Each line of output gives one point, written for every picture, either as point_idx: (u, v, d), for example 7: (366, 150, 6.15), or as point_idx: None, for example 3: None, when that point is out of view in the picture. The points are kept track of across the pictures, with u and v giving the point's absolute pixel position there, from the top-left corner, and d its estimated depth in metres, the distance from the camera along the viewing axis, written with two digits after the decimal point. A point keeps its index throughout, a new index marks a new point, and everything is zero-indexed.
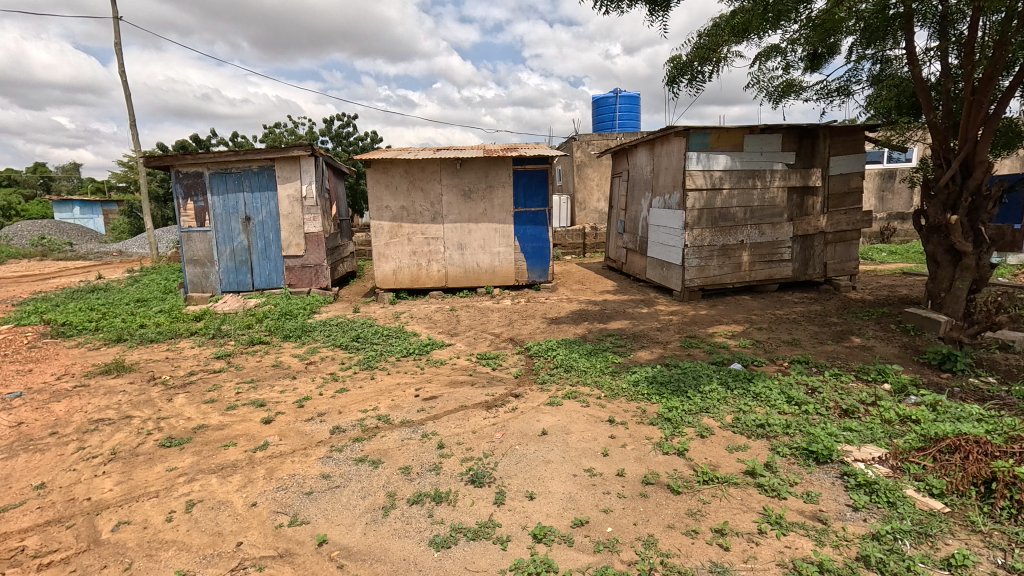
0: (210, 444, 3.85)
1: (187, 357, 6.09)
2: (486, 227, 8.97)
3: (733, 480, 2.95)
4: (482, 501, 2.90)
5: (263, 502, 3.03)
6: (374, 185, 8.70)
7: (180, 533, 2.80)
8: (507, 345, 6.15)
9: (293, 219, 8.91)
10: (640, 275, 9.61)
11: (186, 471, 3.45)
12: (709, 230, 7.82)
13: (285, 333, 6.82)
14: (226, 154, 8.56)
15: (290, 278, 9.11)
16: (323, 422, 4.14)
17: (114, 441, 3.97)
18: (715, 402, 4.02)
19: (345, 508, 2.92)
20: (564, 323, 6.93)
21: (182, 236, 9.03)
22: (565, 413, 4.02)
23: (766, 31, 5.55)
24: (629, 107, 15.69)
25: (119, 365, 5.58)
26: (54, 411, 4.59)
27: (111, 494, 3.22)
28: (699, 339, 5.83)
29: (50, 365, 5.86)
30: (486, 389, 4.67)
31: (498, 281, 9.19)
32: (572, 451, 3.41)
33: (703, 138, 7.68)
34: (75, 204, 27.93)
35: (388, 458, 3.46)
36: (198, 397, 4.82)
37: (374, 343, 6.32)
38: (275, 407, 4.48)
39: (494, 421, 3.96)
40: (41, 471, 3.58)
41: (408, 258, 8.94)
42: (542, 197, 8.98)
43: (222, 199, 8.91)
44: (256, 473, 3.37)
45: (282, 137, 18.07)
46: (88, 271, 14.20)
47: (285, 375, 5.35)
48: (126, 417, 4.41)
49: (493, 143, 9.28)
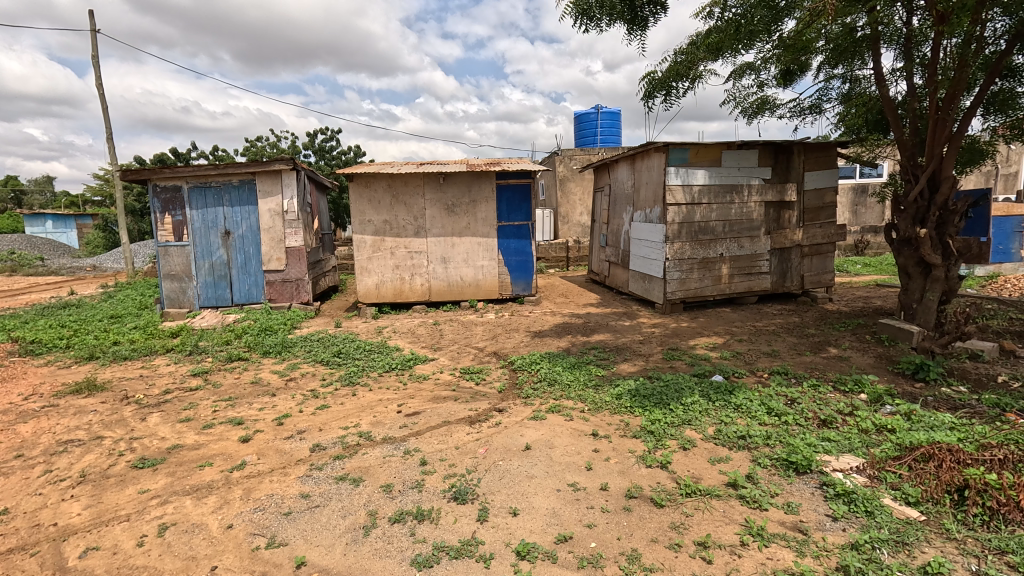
0: (185, 464, 3.74)
1: (163, 374, 5.94)
2: (470, 241, 8.98)
3: (715, 492, 2.97)
4: (465, 518, 2.87)
5: (239, 523, 2.95)
6: (357, 199, 8.68)
7: (152, 558, 2.71)
8: (491, 359, 6.13)
9: (274, 234, 8.82)
10: (622, 288, 9.68)
11: (159, 493, 3.35)
12: (689, 243, 7.95)
13: (264, 349, 6.70)
14: (205, 168, 8.45)
15: (270, 293, 8.98)
16: (303, 440, 4.05)
17: (84, 462, 3.84)
18: (697, 414, 4.05)
19: (324, 528, 2.86)
20: (548, 336, 6.95)
21: (159, 250, 8.85)
22: (549, 427, 4.01)
23: (740, 50, 5.72)
24: (610, 123, 15.97)
25: (91, 385, 5.41)
26: (20, 433, 4.42)
27: (79, 519, 3.11)
28: (681, 352, 5.88)
29: (17, 385, 5.65)
30: (470, 404, 4.63)
31: (482, 294, 9.18)
32: (555, 466, 3.39)
33: (683, 154, 7.83)
34: (48, 218, 27.25)
35: (369, 475, 3.41)
36: (173, 416, 4.70)
37: (357, 358, 6.24)
38: (254, 425, 4.39)
39: (478, 437, 3.93)
40: (5, 496, 3.43)
41: (391, 272, 8.89)
42: (525, 211, 9.04)
43: (201, 213, 8.78)
44: (234, 493, 3.29)
45: (264, 151, 17.98)
46: (60, 287, 13.85)
47: (264, 393, 5.23)
48: (97, 438, 4.27)
49: (475, 158, 9.33)
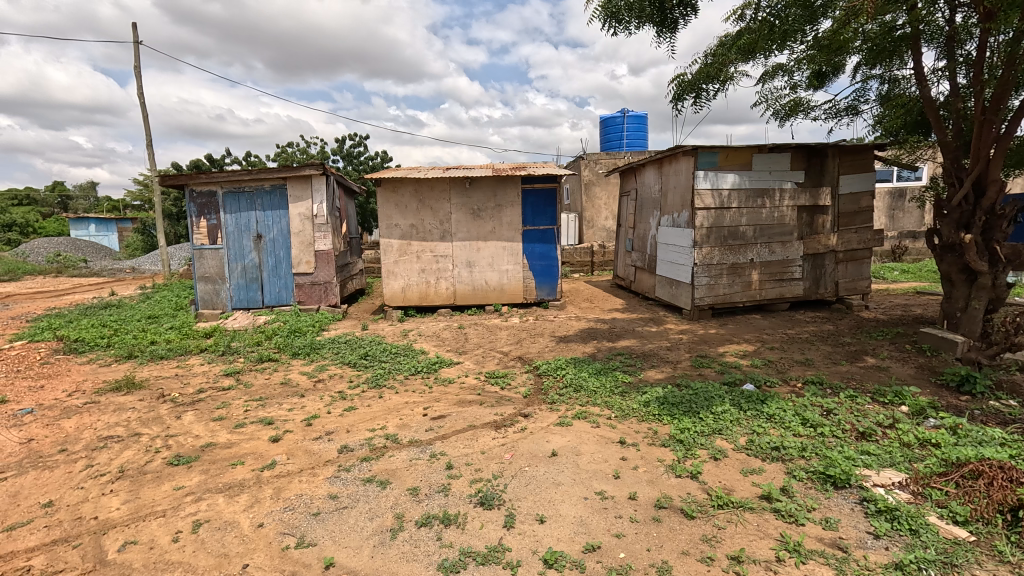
0: (218, 462, 3.83)
1: (197, 374, 6.11)
2: (495, 245, 9.00)
3: (749, 505, 2.88)
4: (491, 524, 2.85)
5: (270, 522, 3.00)
6: (384, 203, 8.79)
7: (186, 554, 2.77)
8: (516, 364, 6.12)
9: (304, 237, 9.01)
10: (649, 293, 9.53)
11: (194, 491, 3.43)
12: (718, 248, 7.79)
13: (294, 350, 6.84)
14: (239, 173, 8.69)
15: (300, 295, 9.17)
16: (331, 441, 4.11)
17: (123, 458, 3.96)
18: (728, 424, 3.95)
19: (352, 530, 2.88)
20: (573, 341, 6.90)
21: (195, 253, 9.12)
22: (575, 434, 3.97)
23: (772, 51, 5.61)
24: (636, 127, 15.83)
25: (130, 383, 5.60)
26: (64, 428, 4.60)
27: (118, 513, 3.20)
28: (711, 359, 5.75)
29: (61, 382, 5.88)
30: (495, 409, 4.63)
31: (506, 298, 9.18)
32: (582, 473, 3.35)
33: (712, 158, 7.70)
34: (91, 222, 28.59)
35: (396, 478, 3.42)
36: (207, 415, 4.82)
37: (383, 360, 6.32)
38: (283, 425, 4.47)
39: (504, 442, 3.91)
40: (50, 488, 3.57)
41: (417, 275, 8.97)
42: (550, 215, 9.03)
43: (234, 217, 9.02)
44: (264, 492, 3.34)
45: (294, 156, 18.47)
46: (103, 288, 14.43)
47: (294, 394, 5.33)
48: (135, 435, 4.41)
49: (501, 164, 9.37)
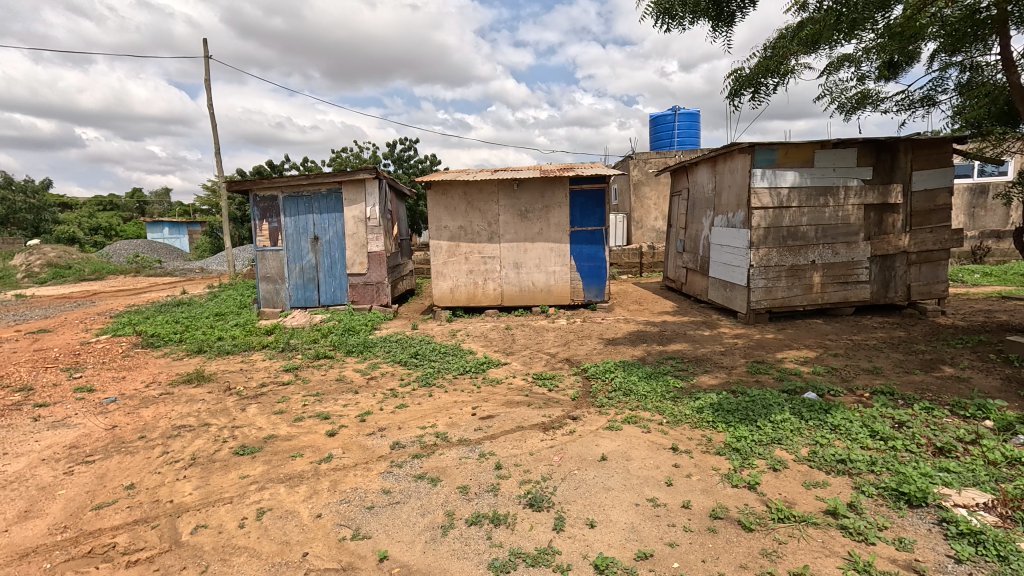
0: (279, 454, 4.02)
1: (259, 369, 6.45)
2: (543, 247, 8.99)
3: (813, 520, 2.73)
4: (541, 526, 2.85)
5: (327, 514, 3.12)
6: (434, 206, 8.97)
7: (251, 540, 2.92)
8: (563, 366, 6.09)
9: (358, 239, 9.33)
10: (701, 295, 9.24)
11: (258, 480, 3.62)
12: (777, 249, 7.45)
13: (348, 348, 7.09)
14: (298, 178, 9.10)
15: (353, 295, 9.50)
16: (384, 437, 4.23)
17: (195, 446, 4.24)
18: (788, 433, 3.77)
19: (405, 524, 2.95)
20: (622, 344, 6.78)
21: (258, 254, 9.62)
22: (625, 438, 3.90)
23: (838, 41, 5.32)
24: (688, 125, 15.40)
25: (200, 376, 5.99)
26: (143, 416, 4.97)
27: (191, 498, 3.42)
28: (768, 365, 5.50)
29: (140, 374, 6.36)
30: (543, 410, 4.62)
31: (554, 300, 9.15)
32: (633, 479, 3.29)
33: (770, 155, 7.38)
34: (165, 225, 30.80)
35: (447, 476, 3.48)
36: (268, 408, 5.07)
37: (432, 360, 6.44)
38: (339, 420, 4.64)
39: (552, 444, 3.89)
40: (131, 472, 3.86)
41: (465, 276, 9.09)
42: (598, 216, 8.93)
43: (293, 220, 9.45)
44: (321, 484, 3.48)
45: (348, 161, 19.19)
46: (175, 287, 15.51)
47: (348, 390, 5.53)
48: (204, 425, 4.71)
49: (549, 165, 9.35)
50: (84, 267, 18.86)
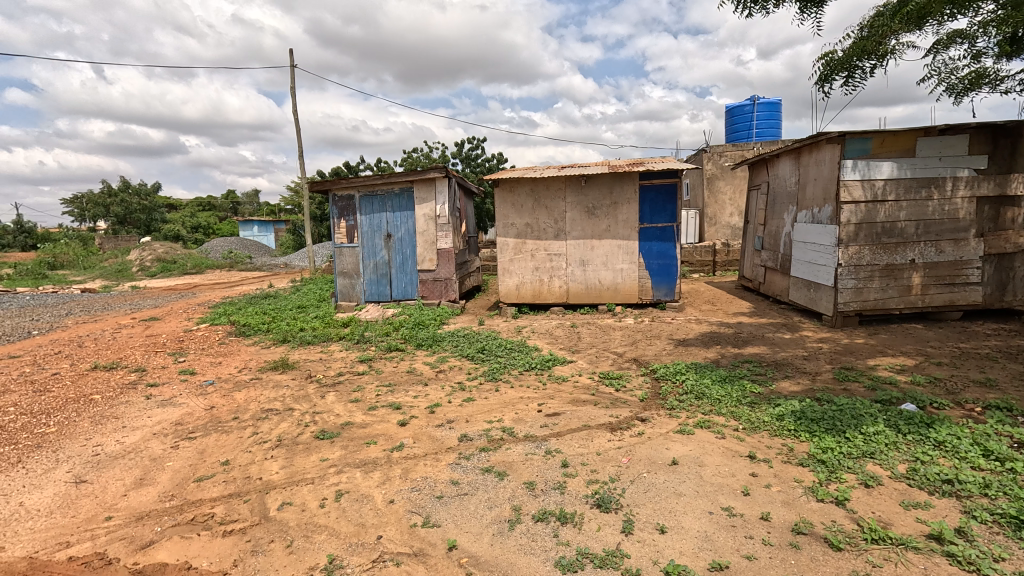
0: (355, 440, 4.23)
1: (337, 359, 6.83)
2: (610, 244, 8.82)
3: (912, 544, 2.49)
4: (609, 527, 2.79)
5: (399, 500, 3.24)
6: (501, 203, 9.05)
7: (331, 519, 3.09)
8: (631, 366, 5.95)
9: (428, 237, 9.62)
10: (781, 296, 8.69)
11: (336, 463, 3.83)
12: (870, 247, 6.85)
13: (418, 342, 7.33)
14: (373, 178, 9.51)
15: (423, 290, 9.81)
16: (452, 429, 4.33)
17: (280, 429, 4.56)
18: (883, 448, 3.45)
19: (473, 516, 3.01)
20: (693, 345, 6.52)
21: (336, 251, 10.17)
22: (698, 443, 3.74)
23: (949, 16, 4.78)
24: (768, 115, 14.50)
25: (285, 363, 6.44)
26: (237, 398, 5.42)
27: (278, 477, 3.68)
28: (858, 372, 5.07)
29: (234, 360, 6.94)
30: (611, 410, 4.54)
31: (621, 298, 8.96)
32: (706, 486, 3.15)
33: (863, 144, 6.79)
34: (255, 224, 33.36)
35: (514, 471, 3.50)
36: (345, 396, 5.36)
37: (499, 355, 6.51)
38: (410, 411, 4.81)
39: (620, 445, 3.81)
40: (227, 449, 4.22)
41: (531, 274, 9.11)
42: (669, 212, 8.64)
43: (368, 218, 9.89)
44: (394, 471, 3.62)
45: (419, 161, 19.83)
46: (263, 281, 16.75)
47: (418, 381, 5.73)
48: (289, 409, 5.05)
49: (618, 160, 9.15)
50: (187, 262, 20.84)
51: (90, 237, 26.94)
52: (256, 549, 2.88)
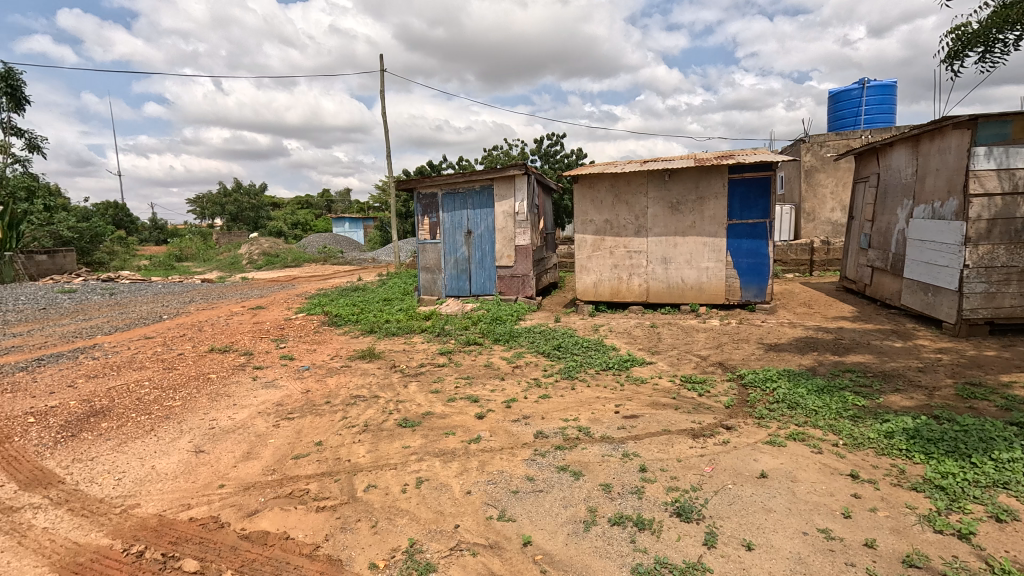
0: (435, 430, 4.40)
1: (419, 350, 7.13)
2: (694, 241, 8.43)
3: None
4: (690, 538, 2.68)
5: (476, 491, 3.32)
6: (580, 199, 8.95)
7: (412, 505, 3.23)
8: (715, 370, 5.65)
9: (506, 233, 9.75)
10: (891, 300, 7.84)
11: (417, 451, 4.00)
12: (1005, 246, 5.98)
13: (495, 336, 7.46)
14: (455, 176, 9.78)
15: (501, 286, 9.96)
16: (528, 425, 4.36)
17: (367, 415, 4.84)
18: (1020, 478, 3.00)
19: (548, 513, 3.01)
20: (785, 350, 6.07)
21: (419, 247, 10.60)
22: (790, 457, 3.48)
23: None
24: (880, 100, 13.10)
25: (372, 353, 6.83)
26: (329, 384, 5.83)
27: (365, 460, 3.91)
28: (987, 389, 4.45)
29: (327, 347, 7.47)
30: (692, 416, 4.34)
31: (705, 298, 8.53)
32: (800, 504, 2.92)
33: (1000, 129, 5.93)
34: (346, 221, 35.65)
35: (589, 471, 3.46)
36: (426, 386, 5.59)
37: (575, 353, 6.46)
38: (487, 404, 4.91)
39: (702, 453, 3.64)
40: (321, 430, 4.55)
41: (610, 271, 8.93)
42: (761, 207, 8.08)
43: (450, 215, 10.20)
44: (471, 463, 3.72)
45: (498, 159, 20.14)
46: (353, 274, 17.86)
47: (495, 376, 5.84)
48: (375, 396, 5.35)
49: (705, 153, 8.70)
50: (288, 256, 22.72)
51: (209, 233, 30.19)
52: (344, 526, 3.08)
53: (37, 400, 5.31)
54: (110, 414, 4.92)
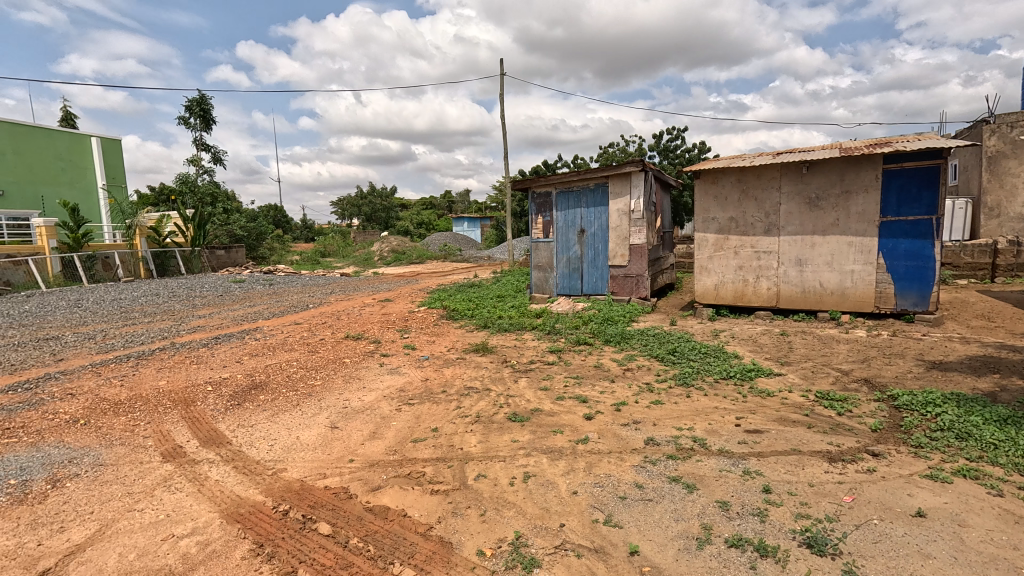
0: (543, 426, 4.44)
1: (529, 347, 7.25)
2: (837, 241, 7.50)
3: None
4: (822, 574, 2.39)
5: (582, 493, 3.29)
6: (702, 196, 8.42)
7: (519, 498, 3.30)
8: (859, 387, 4.98)
9: (621, 232, 9.51)
10: None
11: (525, 446, 4.07)
12: None
13: (606, 337, 7.33)
14: (569, 175, 9.78)
15: (614, 286, 9.74)
16: (639, 430, 4.21)
17: (479, 406, 5.04)
18: None
19: (657, 525, 2.88)
20: (954, 370, 5.14)
21: (532, 245, 10.76)
22: (958, 497, 2.94)
23: None
24: None
25: (485, 347, 7.10)
26: (445, 374, 6.17)
27: (477, 449, 4.07)
28: None
29: (444, 340, 7.91)
30: (829, 437, 3.87)
31: (849, 306, 7.54)
32: (970, 554, 2.45)
33: None
34: (465, 221, 37.45)
35: (704, 485, 3.24)
36: (535, 382, 5.67)
37: (692, 359, 6.11)
38: (596, 405, 4.83)
39: (841, 479, 3.22)
40: (437, 418, 4.83)
41: (734, 273, 8.27)
42: (926, 202, 6.94)
43: (563, 214, 10.21)
44: (578, 463, 3.68)
45: (615, 156, 19.72)
46: (470, 271, 18.71)
47: (605, 377, 5.73)
48: (487, 389, 5.55)
49: (853, 142, 7.70)
50: (413, 253, 24.47)
51: (347, 231, 33.63)
52: (455, 511, 3.23)
53: (214, 371, 6.35)
54: (266, 388, 5.71)
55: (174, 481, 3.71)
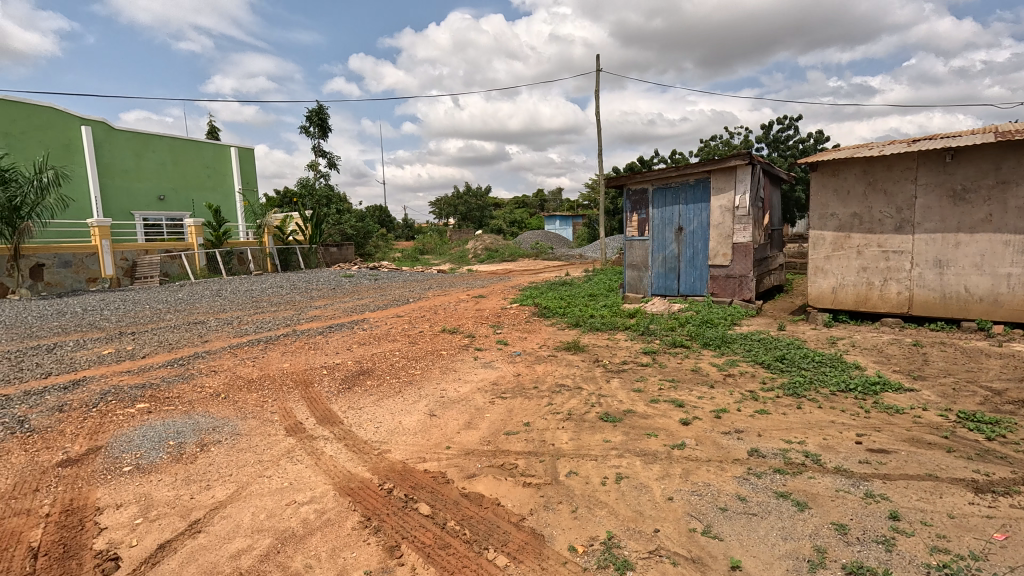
0: (636, 429, 4.33)
1: (622, 347, 7.09)
2: (989, 240, 6.48)
3: None
4: None
5: (679, 500, 3.17)
6: (819, 190, 7.69)
7: (611, 499, 3.25)
8: (1016, 409, 4.26)
9: (723, 230, 8.99)
10: None
11: (618, 447, 4.00)
12: None
13: (705, 340, 6.96)
14: (668, 170, 9.41)
15: (714, 287, 9.23)
16: (741, 440, 3.96)
17: (571, 404, 5.03)
18: None
19: (762, 541, 2.70)
20: None
21: (626, 243, 10.50)
22: None
23: None
24: None
25: (576, 346, 7.06)
26: (537, 370, 6.24)
27: (569, 446, 4.08)
28: None
29: (536, 337, 7.99)
30: (974, 464, 3.36)
31: (1003, 315, 6.48)
32: None
33: None
34: (557, 219, 37.43)
35: (818, 505, 2.98)
36: (628, 384, 5.54)
37: (803, 367, 5.61)
38: (693, 411, 4.62)
39: (990, 513, 2.79)
40: (529, 413, 4.90)
41: (855, 275, 7.45)
42: None
43: (660, 211, 9.84)
44: (674, 469, 3.55)
45: (717, 149, 18.63)
46: (562, 269, 18.68)
47: (703, 382, 5.45)
48: (578, 388, 5.53)
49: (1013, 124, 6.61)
50: (506, 251, 24.96)
51: (444, 230, 35.11)
52: (547, 505, 3.27)
53: (328, 357, 6.97)
54: (372, 375, 6.15)
55: (296, 453, 4.14)
